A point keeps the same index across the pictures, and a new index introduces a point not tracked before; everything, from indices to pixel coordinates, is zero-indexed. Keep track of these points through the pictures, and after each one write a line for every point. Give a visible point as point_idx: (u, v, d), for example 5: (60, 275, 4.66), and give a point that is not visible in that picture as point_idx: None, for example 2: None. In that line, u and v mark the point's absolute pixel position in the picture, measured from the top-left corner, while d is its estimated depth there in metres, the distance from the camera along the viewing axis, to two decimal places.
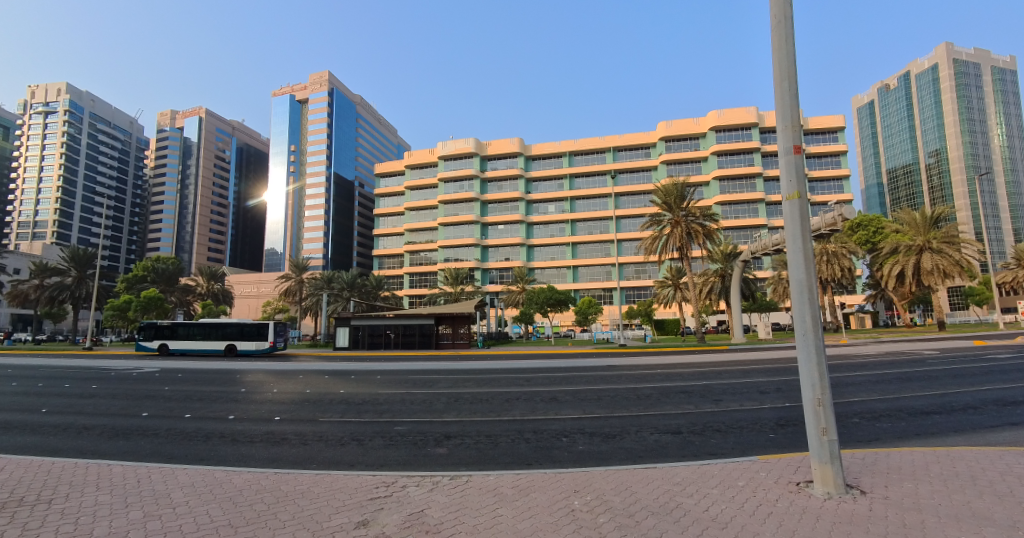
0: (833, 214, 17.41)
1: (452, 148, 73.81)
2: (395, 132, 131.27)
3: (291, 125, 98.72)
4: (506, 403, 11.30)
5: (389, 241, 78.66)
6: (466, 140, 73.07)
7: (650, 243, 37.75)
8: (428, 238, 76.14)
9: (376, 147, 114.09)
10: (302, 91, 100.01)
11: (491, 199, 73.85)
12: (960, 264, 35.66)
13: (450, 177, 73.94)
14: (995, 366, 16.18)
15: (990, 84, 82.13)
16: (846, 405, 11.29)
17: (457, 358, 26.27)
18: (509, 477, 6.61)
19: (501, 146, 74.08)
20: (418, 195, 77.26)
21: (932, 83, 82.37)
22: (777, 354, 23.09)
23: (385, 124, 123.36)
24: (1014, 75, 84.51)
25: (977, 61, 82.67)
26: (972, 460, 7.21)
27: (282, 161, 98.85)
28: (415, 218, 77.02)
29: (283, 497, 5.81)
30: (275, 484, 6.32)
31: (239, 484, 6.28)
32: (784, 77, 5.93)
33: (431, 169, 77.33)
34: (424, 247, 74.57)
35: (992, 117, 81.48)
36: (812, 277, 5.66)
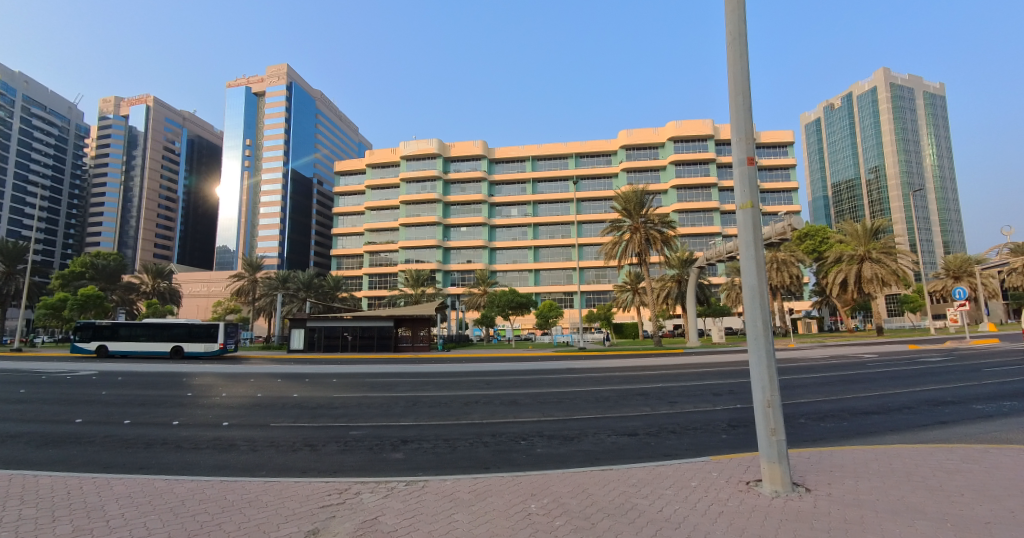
0: (784, 223, 18.21)
1: (415, 148, 73.01)
2: (356, 130, 128.90)
3: (247, 118, 95.64)
4: (466, 406, 11.18)
5: (348, 241, 77.18)
6: (429, 140, 72.43)
7: (610, 248, 38.48)
8: (389, 238, 74.87)
9: (334, 143, 111.06)
10: (259, 84, 97.29)
11: (453, 201, 73.42)
12: (897, 273, 38.32)
13: (412, 177, 72.80)
14: (925, 368, 17.38)
15: (921, 107, 88.95)
16: (796, 405, 11.80)
17: (418, 361, 25.82)
18: (466, 481, 6.53)
19: (465, 147, 73.83)
20: (379, 194, 75.96)
21: (871, 105, 88.61)
22: (730, 357, 23.87)
23: (346, 121, 120.95)
24: (943, 100, 91.93)
25: (912, 86, 89.34)
26: (906, 457, 7.67)
27: (236, 156, 95.36)
28: (376, 218, 75.52)
29: (237, 505, 5.60)
30: (221, 493, 6.01)
31: (181, 493, 5.94)
32: (740, 91, 6.18)
33: (393, 169, 76.14)
34: (385, 248, 73.36)
35: (924, 138, 88.06)
36: (763, 281, 5.94)
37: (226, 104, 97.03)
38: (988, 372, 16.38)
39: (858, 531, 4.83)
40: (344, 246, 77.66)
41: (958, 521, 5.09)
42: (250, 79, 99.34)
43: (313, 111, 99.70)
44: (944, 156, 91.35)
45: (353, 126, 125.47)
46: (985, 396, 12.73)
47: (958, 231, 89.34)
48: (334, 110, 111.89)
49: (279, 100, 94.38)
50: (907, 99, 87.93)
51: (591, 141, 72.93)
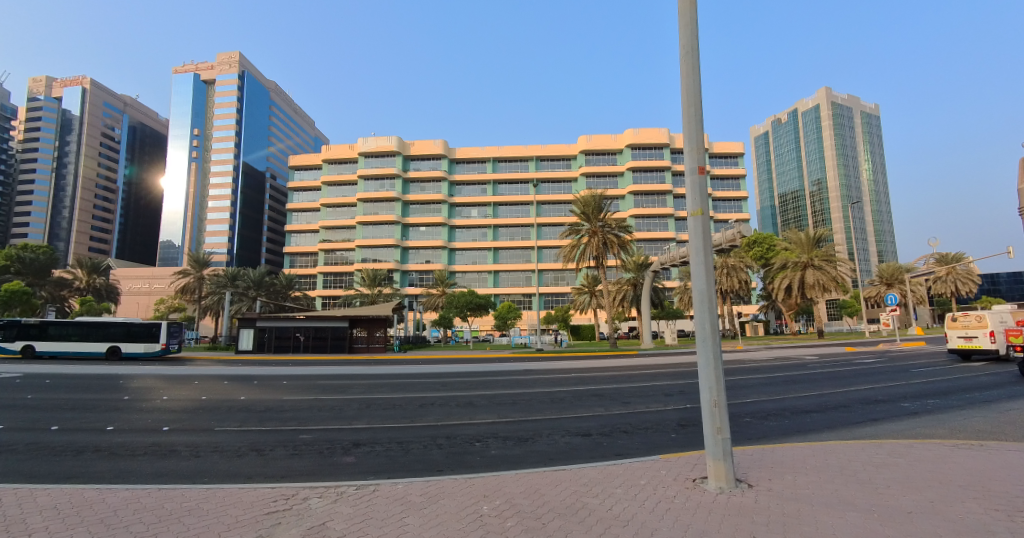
0: (734, 230, 19.02)
1: (373, 145, 71.64)
2: (312, 124, 125.47)
3: (196, 106, 91.21)
4: (421, 408, 11.04)
5: (302, 238, 74.99)
6: (388, 137, 71.34)
7: (568, 251, 39.10)
8: (345, 237, 73.05)
9: (288, 136, 107.60)
10: (209, 71, 93.05)
11: (412, 200, 72.51)
12: (836, 280, 40.77)
13: (370, 174, 71.33)
14: (858, 369, 18.53)
15: (859, 125, 95.22)
16: (741, 405, 12.30)
17: (373, 362, 25.30)
18: (419, 484, 6.45)
19: (425, 146, 73.06)
20: (336, 191, 74.07)
21: (815, 121, 94.19)
22: (681, 359, 24.63)
23: (302, 115, 117.55)
24: (878, 120, 98.90)
25: (850, 105, 95.67)
26: (841, 453, 8.14)
27: (183, 146, 90.88)
28: (332, 216, 73.57)
29: (176, 513, 5.34)
30: (159, 502, 5.68)
31: (114, 504, 5.58)
32: (693, 103, 6.41)
33: (351, 165, 74.40)
34: (341, 246, 71.52)
35: (862, 154, 94.36)
36: (712, 286, 6.16)
37: (172, 90, 92.15)
38: (912, 373, 17.64)
39: (794, 524, 5.08)
40: (297, 244, 75.38)
41: (884, 512, 5.45)
42: (199, 66, 94.80)
43: (267, 103, 96.23)
44: (879, 172, 98.12)
45: (309, 120, 122.06)
46: (910, 395, 13.73)
47: (891, 242, 95.95)
48: (289, 103, 108.52)
49: (231, 90, 90.53)
50: (847, 118, 93.88)
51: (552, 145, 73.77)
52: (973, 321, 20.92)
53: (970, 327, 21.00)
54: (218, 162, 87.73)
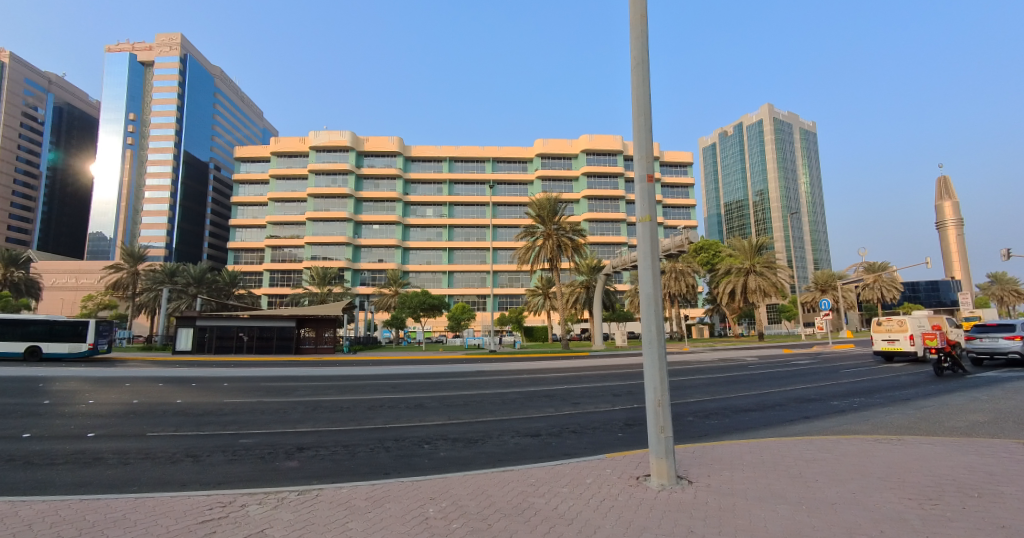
0: (682, 237, 19.80)
1: (326, 139, 69.62)
2: (260, 114, 120.80)
3: (131, 90, 86.11)
4: (370, 411, 10.85)
5: (247, 234, 72.01)
6: (341, 132, 69.51)
7: (524, 253, 39.38)
8: (295, 233, 70.49)
9: (234, 126, 102.90)
10: (147, 53, 87.68)
11: (366, 197, 70.94)
12: (776, 286, 43.17)
13: (322, 169, 69.24)
14: (792, 370, 19.73)
15: (798, 141, 101.53)
16: (685, 405, 12.80)
17: (318, 364, 24.53)
18: (364, 488, 6.32)
19: (380, 143, 71.77)
20: (284, 185, 71.35)
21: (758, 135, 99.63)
22: (628, 360, 25.43)
23: (249, 105, 112.91)
24: (814, 137, 105.75)
25: (790, 122, 101.86)
26: (774, 450, 8.63)
27: (115, 130, 86.01)
28: (281, 211, 70.89)
29: (100, 524, 5.03)
30: (81, 513, 5.30)
31: (28, 517, 5.15)
32: (642, 113, 6.64)
33: (302, 159, 71.96)
34: (289, 243, 69.06)
35: (800, 168, 100.62)
36: (659, 290, 6.40)
37: (103, 70, 86.13)
38: (839, 373, 18.92)
39: (729, 519, 5.34)
40: (243, 239, 72.24)
41: (811, 504, 5.83)
42: (135, 45, 89.05)
43: (212, 90, 91.62)
44: (815, 185, 104.90)
45: (257, 110, 117.35)
46: (838, 394, 14.73)
47: (825, 251, 102.63)
48: (235, 92, 103.97)
49: (171, 74, 85.66)
50: (787, 133, 99.81)
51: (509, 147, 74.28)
52: (895, 325, 22.74)
53: (892, 331, 22.80)
54: (155, 150, 82.89)
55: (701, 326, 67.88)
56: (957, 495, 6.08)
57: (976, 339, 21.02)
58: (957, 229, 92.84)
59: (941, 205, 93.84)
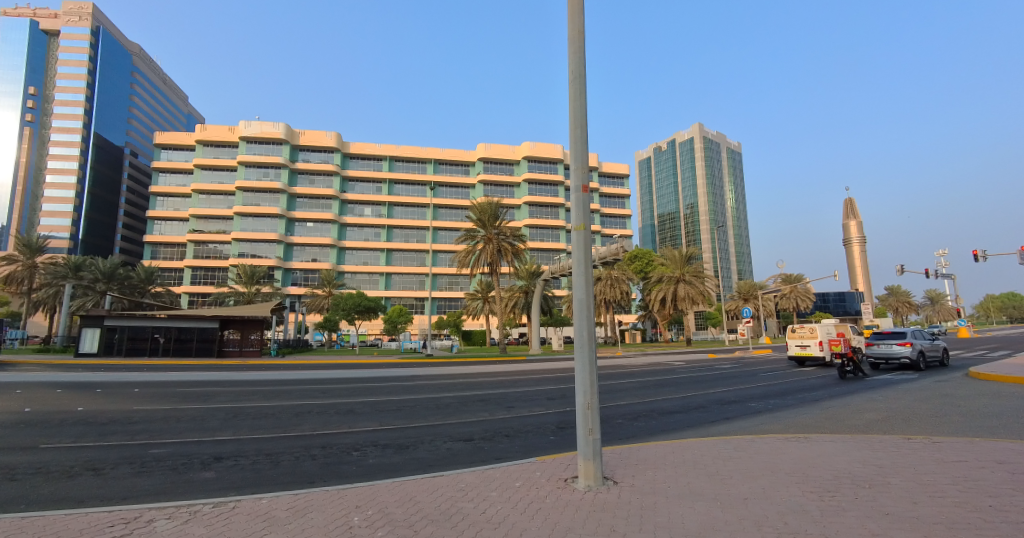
0: (617, 245, 20.71)
1: (258, 130, 66.21)
2: (182, 98, 112.92)
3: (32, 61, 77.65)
4: (297, 417, 10.43)
5: (167, 227, 67.15)
6: (274, 123, 66.25)
7: (463, 256, 39.25)
8: (221, 228, 66.51)
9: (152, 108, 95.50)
10: (52, 21, 79.43)
11: (300, 194, 68.07)
12: (703, 294, 45.74)
13: (252, 161, 65.56)
14: (712, 374, 21.07)
15: (725, 160, 108.81)
16: (616, 408, 13.33)
17: (238, 367, 23.05)
18: (286, 498, 6.10)
19: (316, 137, 68.91)
20: (210, 176, 67.23)
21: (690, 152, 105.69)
22: (562, 365, 26.09)
23: (170, 87, 105.22)
24: (738, 157, 113.86)
25: (717, 142, 109.03)
26: (695, 450, 9.19)
27: (12, 106, 76.91)
28: (205, 204, 66.66)
29: None
30: None
31: None
32: (578, 126, 6.88)
33: (231, 150, 67.99)
34: (215, 238, 64.99)
35: (725, 184, 107.77)
36: (591, 297, 6.63)
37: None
38: (756, 377, 20.37)
39: (649, 516, 5.65)
40: (162, 232, 67.16)
41: (724, 500, 6.28)
42: (37, 12, 80.43)
43: (128, 68, 84.53)
44: (739, 201, 112.64)
45: (179, 94, 109.58)
46: (755, 396, 15.88)
47: (748, 262, 110.22)
48: (153, 71, 96.42)
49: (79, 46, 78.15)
50: (715, 152, 106.71)
51: (451, 150, 74.26)
52: (807, 332, 24.84)
53: (804, 338, 24.91)
54: (61, 130, 74.74)
55: (634, 331, 71.05)
56: (851, 487, 6.78)
57: (875, 345, 23.34)
58: (861, 246, 102.77)
59: (847, 223, 103.68)
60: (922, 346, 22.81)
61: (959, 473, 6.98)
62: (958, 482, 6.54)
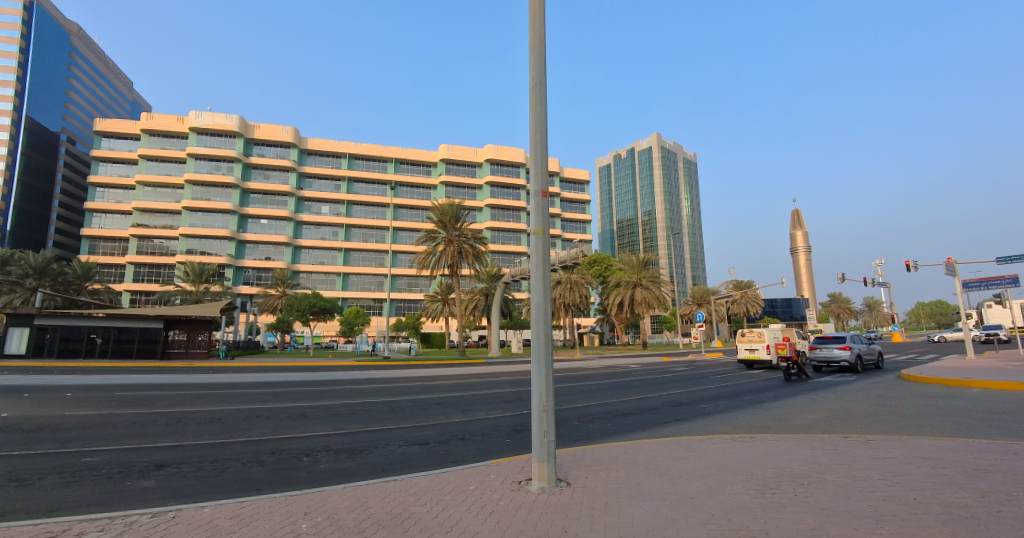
0: (577, 250, 21.08)
1: (209, 122, 63.29)
2: (123, 81, 106.12)
3: None
4: (245, 422, 10.08)
5: (108, 220, 63.38)
6: (227, 115, 63.51)
7: (424, 257, 38.86)
8: (167, 222, 63.38)
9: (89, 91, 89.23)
10: None
11: (254, 189, 65.60)
12: (659, 299, 47.11)
13: (202, 154, 62.62)
14: (665, 376, 21.78)
15: (682, 169, 112.65)
16: (573, 410, 13.59)
17: (180, 371, 21.88)
18: (231, 506, 5.91)
19: (272, 131, 66.44)
20: (156, 167, 63.79)
21: (648, 161, 108.89)
22: (520, 367, 26.27)
23: (110, 69, 98.66)
24: (694, 167, 118.07)
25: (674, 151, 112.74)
26: (647, 450, 9.51)
27: None
28: (151, 197, 63.28)
29: None
30: None
31: None
32: (538, 130, 6.95)
33: (179, 140, 64.71)
34: (161, 233, 61.83)
35: (681, 193, 111.45)
36: (548, 301, 6.75)
37: None
38: (707, 379, 21.17)
39: (599, 516, 5.82)
40: (102, 226, 63.33)
41: (672, 499, 6.55)
42: None
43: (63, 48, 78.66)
44: (695, 210, 116.64)
45: (119, 77, 102.89)
46: (705, 397, 16.53)
47: (702, 268, 114.27)
48: (90, 51, 89.94)
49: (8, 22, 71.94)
50: (672, 161, 110.30)
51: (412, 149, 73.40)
52: (756, 336, 26.08)
53: (753, 341, 26.12)
54: None
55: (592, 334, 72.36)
56: (791, 483, 7.20)
57: (817, 349, 24.70)
58: (806, 255, 108.38)
59: (794, 233, 109.17)
60: (859, 350, 24.38)
61: (888, 468, 7.52)
62: (886, 477, 7.06)
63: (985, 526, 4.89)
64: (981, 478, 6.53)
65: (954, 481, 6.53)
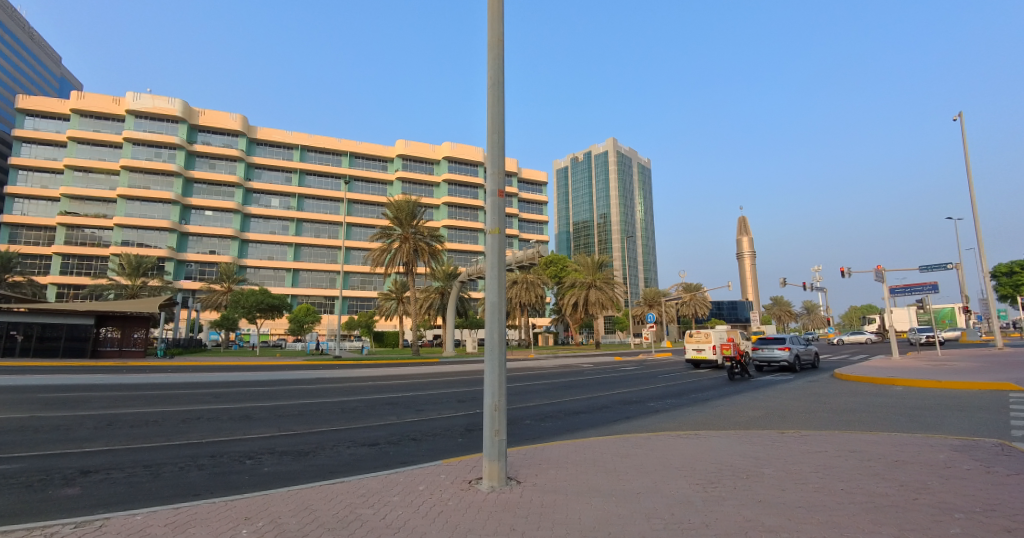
0: (534, 250, 21.33)
1: (148, 105, 59.62)
2: (50, 55, 97.95)
3: None
4: (183, 424, 9.64)
5: (32, 206, 58.44)
6: (169, 99, 60.02)
7: (378, 255, 38.21)
8: (100, 211, 59.12)
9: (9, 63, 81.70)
10: None
11: (198, 178, 62.20)
12: (612, 300, 48.33)
13: (141, 139, 58.87)
14: (615, 375, 22.43)
15: (636, 174, 116.09)
16: (526, 409, 13.80)
17: (111, 370, 20.57)
18: (165, 512, 5.67)
19: (218, 118, 63.37)
20: (87, 151, 59.37)
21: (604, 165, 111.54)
22: (474, 367, 26.32)
23: (34, 42, 90.74)
24: (648, 172, 121.95)
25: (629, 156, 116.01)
26: (596, 448, 9.81)
27: None
28: (82, 182, 58.82)
29: None
30: None
31: None
32: (496, 130, 7.01)
33: (113, 123, 60.50)
34: (92, 223, 57.68)
35: (636, 197, 114.79)
36: (503, 300, 6.80)
37: None
38: (655, 378, 21.99)
39: (547, 514, 5.98)
40: (25, 212, 58.24)
41: (618, 495, 6.80)
42: None
43: None
44: (648, 214, 120.43)
45: (46, 51, 94.87)
46: (654, 396, 17.16)
47: (654, 271, 118.10)
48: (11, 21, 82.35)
49: None
50: (627, 166, 113.46)
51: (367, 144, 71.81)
52: (703, 337, 27.23)
53: (701, 342, 27.27)
54: None
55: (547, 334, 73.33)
56: (730, 478, 7.62)
57: (759, 349, 26.13)
58: (751, 260, 114.02)
59: (740, 238, 114.82)
60: (797, 351, 25.94)
61: (819, 462, 8.13)
62: (817, 470, 7.62)
63: (901, 511, 5.41)
64: (899, 469, 7.18)
65: (876, 472, 7.13)
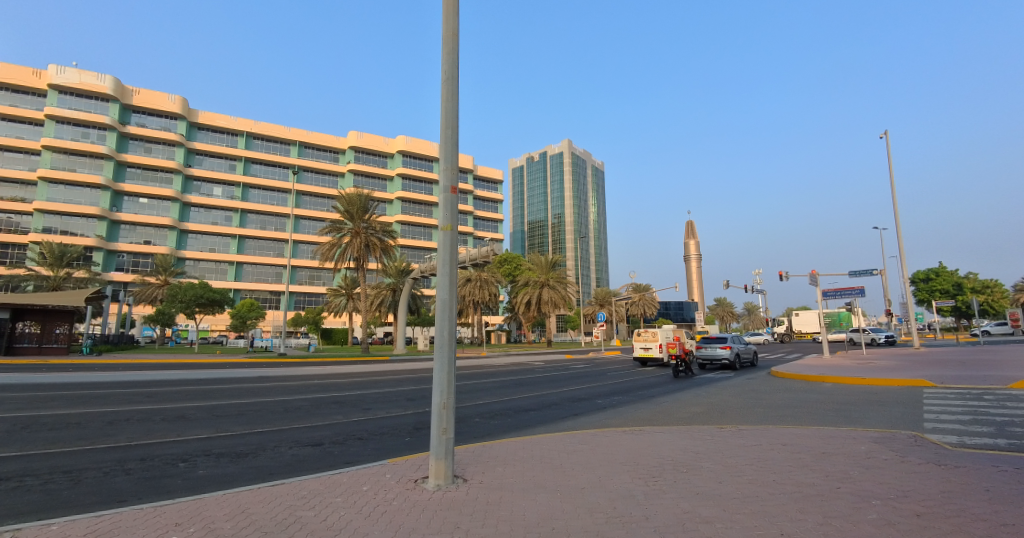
0: (488, 248, 21.36)
1: (74, 80, 55.05)
2: None
3: None
4: (110, 426, 9.06)
5: None
6: (98, 75, 55.69)
7: (327, 249, 37.03)
8: (16, 194, 54.03)
9: None
10: None
11: (131, 162, 58.03)
12: (565, 299, 49.26)
13: (65, 116, 54.27)
14: (564, 373, 22.91)
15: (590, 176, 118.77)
16: (476, 406, 13.90)
17: (19, 369, 18.85)
18: (88, 521, 5.37)
19: (154, 98, 59.42)
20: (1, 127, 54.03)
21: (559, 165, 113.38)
22: (425, 366, 26.11)
23: None
24: (601, 175, 124.99)
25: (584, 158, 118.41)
26: (543, 445, 10.04)
27: None
28: None
29: None
30: None
31: None
32: (450, 125, 7.03)
33: (33, 97, 55.30)
34: (7, 206, 52.65)
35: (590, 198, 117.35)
36: (453, 298, 6.82)
37: None
38: (603, 375, 22.65)
39: (492, 511, 6.11)
40: None
41: (563, 491, 7.03)
42: None
43: None
44: (601, 215, 123.41)
45: None
46: (602, 393, 17.71)
47: (606, 271, 121.18)
48: None
49: None
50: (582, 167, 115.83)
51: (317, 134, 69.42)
52: (650, 336, 28.31)
53: (648, 340, 28.36)
54: None
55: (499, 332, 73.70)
56: (670, 471, 8.03)
57: (703, 347, 27.51)
58: (697, 263, 119.27)
59: (687, 242, 119.68)
60: (737, 350, 27.44)
61: (753, 455, 8.71)
62: (751, 463, 8.16)
63: (824, 500, 5.92)
64: (824, 460, 7.82)
65: (804, 464, 7.75)
